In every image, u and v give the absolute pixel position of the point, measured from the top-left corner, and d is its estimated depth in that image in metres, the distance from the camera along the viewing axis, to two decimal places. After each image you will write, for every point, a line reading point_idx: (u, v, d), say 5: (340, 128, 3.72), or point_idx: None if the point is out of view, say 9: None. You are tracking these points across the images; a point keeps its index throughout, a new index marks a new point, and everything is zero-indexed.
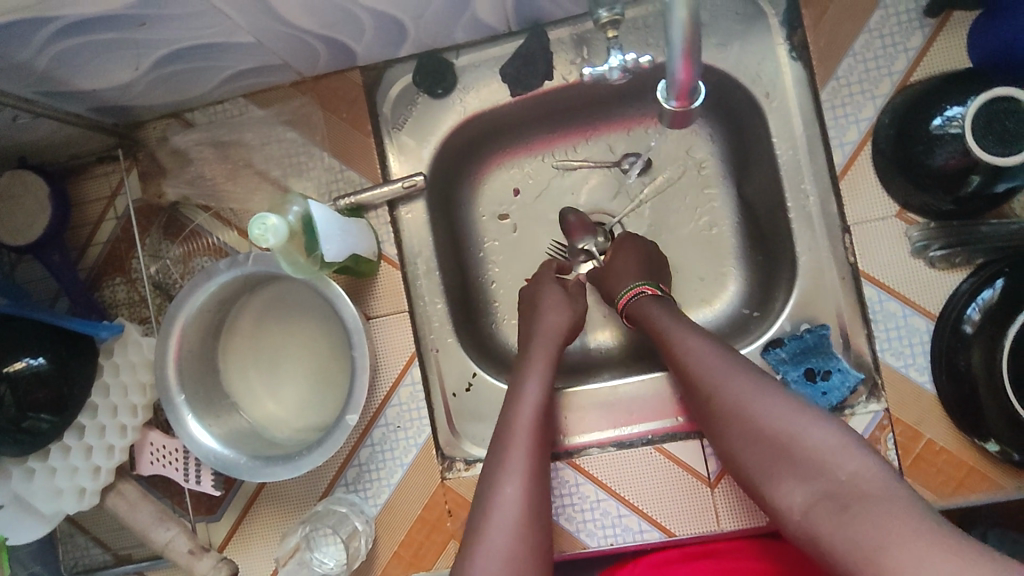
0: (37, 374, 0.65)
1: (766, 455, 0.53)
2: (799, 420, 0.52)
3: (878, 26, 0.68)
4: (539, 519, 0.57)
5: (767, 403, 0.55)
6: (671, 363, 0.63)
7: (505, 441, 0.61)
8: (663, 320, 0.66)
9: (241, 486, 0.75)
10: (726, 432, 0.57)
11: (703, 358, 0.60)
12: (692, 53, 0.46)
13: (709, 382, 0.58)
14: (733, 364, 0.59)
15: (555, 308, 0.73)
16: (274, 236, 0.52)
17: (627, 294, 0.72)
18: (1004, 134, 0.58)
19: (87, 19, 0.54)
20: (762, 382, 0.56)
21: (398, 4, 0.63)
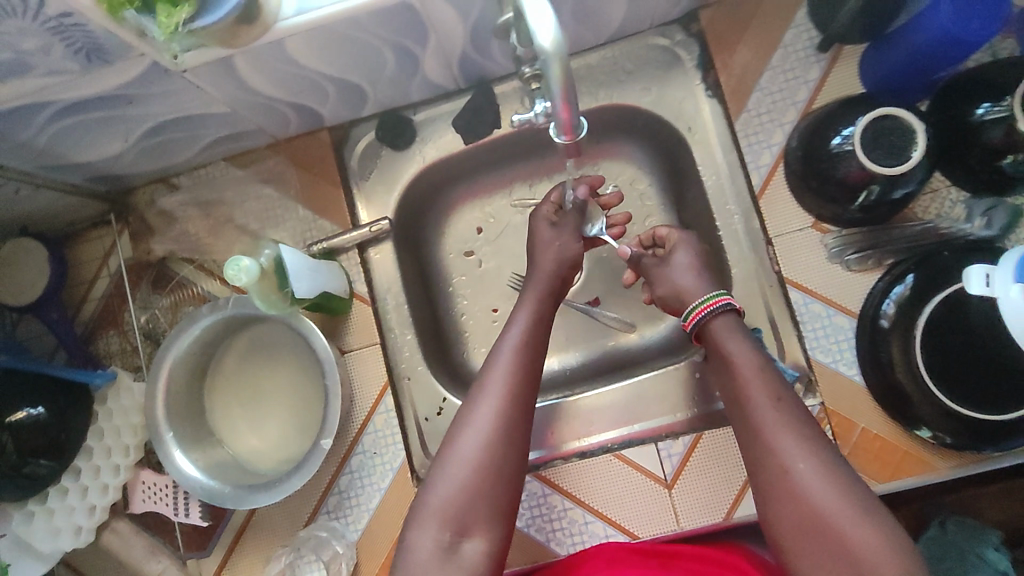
0: (37, 423, 0.69)
1: (809, 541, 0.51)
2: (866, 536, 0.49)
3: (780, 62, 0.77)
4: (510, 434, 0.60)
5: (828, 486, 0.52)
6: (736, 402, 0.60)
7: (488, 369, 0.64)
8: (736, 349, 0.62)
9: (228, 522, 0.79)
10: (776, 501, 0.54)
11: (777, 419, 0.56)
12: (567, 94, 0.46)
13: (775, 449, 0.55)
14: (802, 432, 0.55)
15: (562, 242, 0.75)
16: (246, 276, 0.59)
17: (700, 308, 0.66)
18: (891, 147, 0.66)
19: (81, 101, 0.62)
20: (832, 462, 0.53)
21: (354, 71, 0.71)
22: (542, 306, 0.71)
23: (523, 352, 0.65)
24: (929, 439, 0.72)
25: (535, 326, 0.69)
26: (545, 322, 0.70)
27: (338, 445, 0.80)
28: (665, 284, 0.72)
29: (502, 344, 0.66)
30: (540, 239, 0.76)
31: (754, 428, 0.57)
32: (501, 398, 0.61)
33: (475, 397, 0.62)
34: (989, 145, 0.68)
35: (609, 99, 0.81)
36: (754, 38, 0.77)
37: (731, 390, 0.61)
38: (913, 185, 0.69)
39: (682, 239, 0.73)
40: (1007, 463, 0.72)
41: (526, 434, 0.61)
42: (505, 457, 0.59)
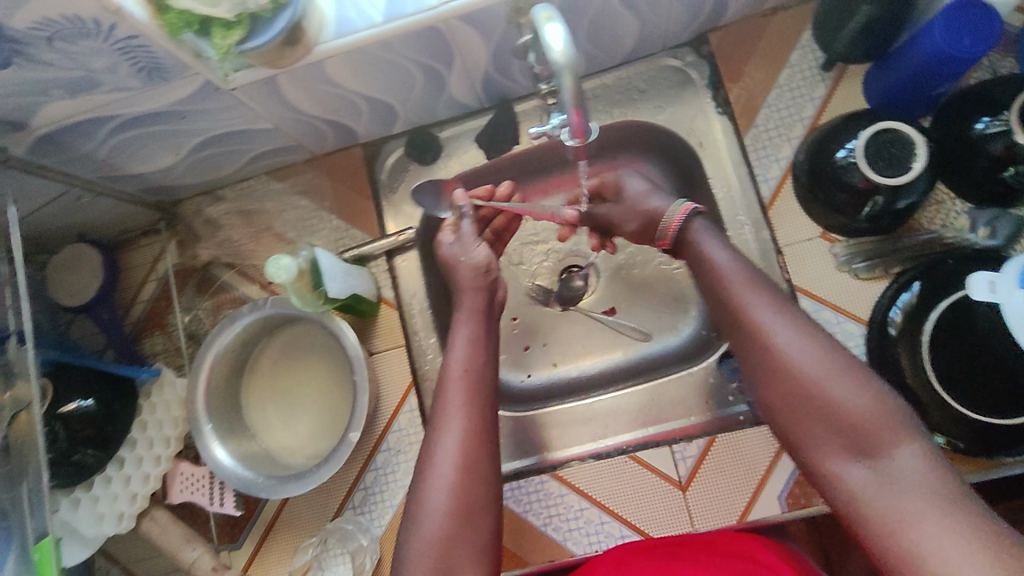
0: (86, 413, 0.74)
1: (801, 416, 0.55)
2: (837, 383, 0.53)
3: (786, 82, 0.81)
4: (473, 469, 0.61)
5: (814, 358, 0.55)
6: (720, 297, 0.64)
7: (441, 397, 0.66)
8: (716, 252, 0.67)
9: (260, 516, 0.83)
10: (767, 381, 0.57)
11: (760, 308, 0.60)
12: (579, 104, 0.50)
13: (760, 329, 0.59)
14: (783, 310, 0.59)
15: (467, 251, 0.77)
16: (285, 274, 0.65)
17: (675, 217, 0.72)
18: (891, 159, 0.69)
19: (141, 115, 0.69)
20: (812, 336, 0.57)
21: (387, 91, 0.77)
22: (477, 325, 0.72)
23: (466, 378, 0.66)
24: (943, 446, 0.73)
25: (475, 347, 0.70)
26: (480, 336, 0.71)
27: (364, 443, 0.84)
28: (636, 215, 0.77)
29: (448, 370, 0.67)
30: (449, 256, 0.78)
31: (742, 320, 0.60)
32: (459, 433, 0.62)
33: (433, 433, 0.63)
34: (992, 157, 0.70)
35: (624, 117, 0.86)
36: (761, 59, 0.82)
37: (715, 289, 0.65)
38: (916, 196, 0.71)
39: (624, 174, 0.80)
40: (1017, 470, 0.73)
41: (489, 469, 0.62)
42: (476, 491, 0.60)
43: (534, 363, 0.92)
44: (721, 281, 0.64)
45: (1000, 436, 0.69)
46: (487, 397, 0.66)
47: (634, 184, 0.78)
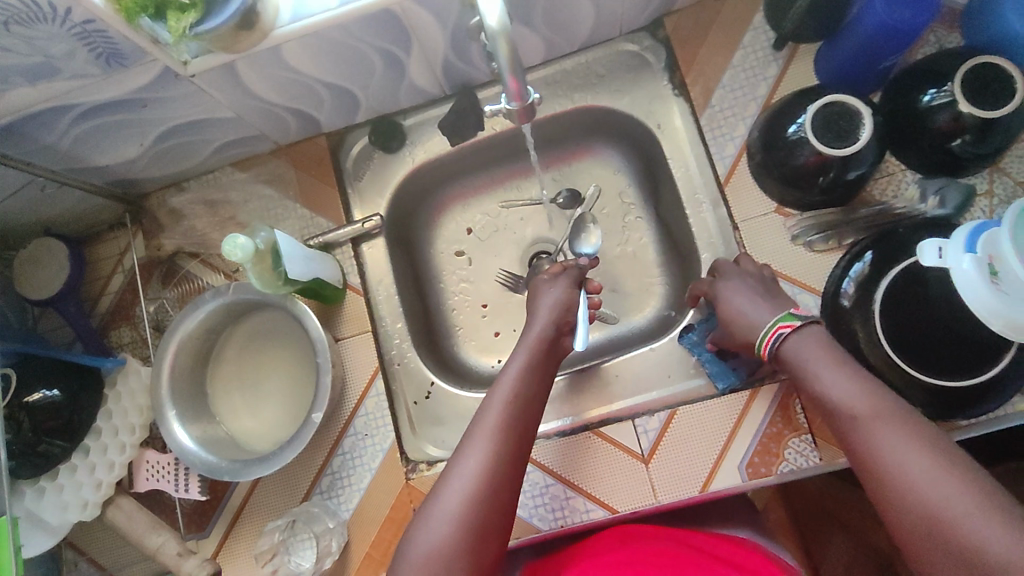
0: (51, 403, 0.76)
1: (929, 549, 0.51)
2: (962, 502, 0.50)
3: (740, 61, 0.82)
4: (492, 493, 0.60)
5: (940, 491, 0.51)
6: (830, 412, 0.60)
7: (478, 418, 0.65)
8: (822, 369, 0.61)
9: (227, 504, 0.83)
10: (892, 514, 0.53)
11: (884, 431, 0.55)
12: (515, 70, 0.52)
13: (878, 454, 0.55)
14: (904, 432, 0.55)
15: (552, 289, 0.78)
16: (241, 253, 0.65)
17: (766, 340, 0.67)
18: (840, 131, 0.71)
19: (101, 104, 0.70)
20: (940, 461, 0.52)
21: (347, 77, 0.78)
22: (537, 352, 0.72)
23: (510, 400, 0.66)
24: None
25: (530, 372, 0.70)
26: (538, 365, 0.71)
27: (331, 428, 0.84)
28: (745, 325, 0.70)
29: (495, 393, 0.67)
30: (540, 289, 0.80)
31: (857, 439, 0.57)
32: (486, 452, 0.62)
33: (461, 451, 0.63)
34: (939, 129, 0.72)
35: (583, 101, 0.88)
36: (715, 39, 0.83)
37: (823, 399, 0.61)
38: (865, 167, 0.73)
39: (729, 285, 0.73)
40: (978, 433, 0.74)
41: (508, 493, 0.61)
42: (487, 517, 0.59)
43: (504, 348, 0.94)
44: (832, 399, 0.60)
45: (954, 396, 0.71)
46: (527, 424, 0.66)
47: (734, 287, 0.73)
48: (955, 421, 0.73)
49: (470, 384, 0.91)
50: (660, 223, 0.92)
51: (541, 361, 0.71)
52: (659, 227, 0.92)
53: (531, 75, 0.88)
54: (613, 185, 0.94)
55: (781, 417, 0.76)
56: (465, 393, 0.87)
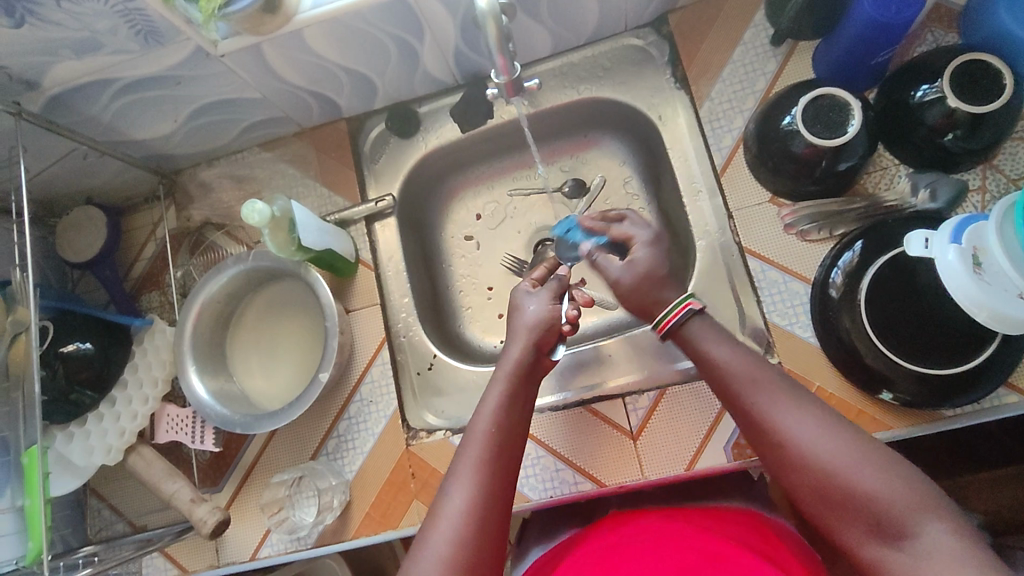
0: (84, 355, 0.82)
1: (828, 504, 0.58)
2: (849, 456, 0.58)
3: (740, 57, 0.85)
4: (487, 512, 0.63)
5: (834, 450, 0.58)
6: (729, 394, 0.67)
7: (462, 450, 0.67)
8: (718, 350, 0.68)
9: (239, 461, 0.88)
10: (794, 475, 0.60)
11: (779, 408, 0.62)
12: (503, 50, 0.62)
13: (776, 429, 0.62)
14: (798, 405, 0.62)
15: (538, 304, 0.78)
16: (258, 217, 0.72)
17: (668, 317, 0.72)
18: (828, 122, 0.74)
19: (140, 79, 0.76)
20: (830, 424, 0.60)
21: (365, 63, 0.84)
22: (515, 379, 0.73)
23: (493, 429, 0.68)
24: (891, 401, 0.75)
25: (508, 400, 0.71)
26: (514, 393, 0.72)
27: (337, 393, 0.89)
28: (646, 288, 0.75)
29: (476, 424, 0.69)
30: (520, 302, 0.80)
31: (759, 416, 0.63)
32: (475, 485, 0.64)
33: (453, 476, 0.65)
34: (931, 126, 0.73)
35: (589, 92, 0.92)
36: (717, 35, 0.86)
37: (722, 387, 0.67)
38: (856, 159, 0.75)
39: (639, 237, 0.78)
40: (964, 425, 0.75)
41: (499, 520, 0.64)
42: (487, 535, 0.62)
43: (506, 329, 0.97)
44: (732, 384, 0.66)
45: (943, 384, 0.72)
46: (507, 452, 0.68)
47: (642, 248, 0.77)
48: (941, 411, 0.75)
49: (472, 360, 0.95)
50: (661, 213, 0.95)
51: (517, 387, 0.73)
52: (659, 216, 0.95)
53: (540, 66, 0.93)
54: (618, 175, 0.98)
55: None
56: (467, 367, 0.91)
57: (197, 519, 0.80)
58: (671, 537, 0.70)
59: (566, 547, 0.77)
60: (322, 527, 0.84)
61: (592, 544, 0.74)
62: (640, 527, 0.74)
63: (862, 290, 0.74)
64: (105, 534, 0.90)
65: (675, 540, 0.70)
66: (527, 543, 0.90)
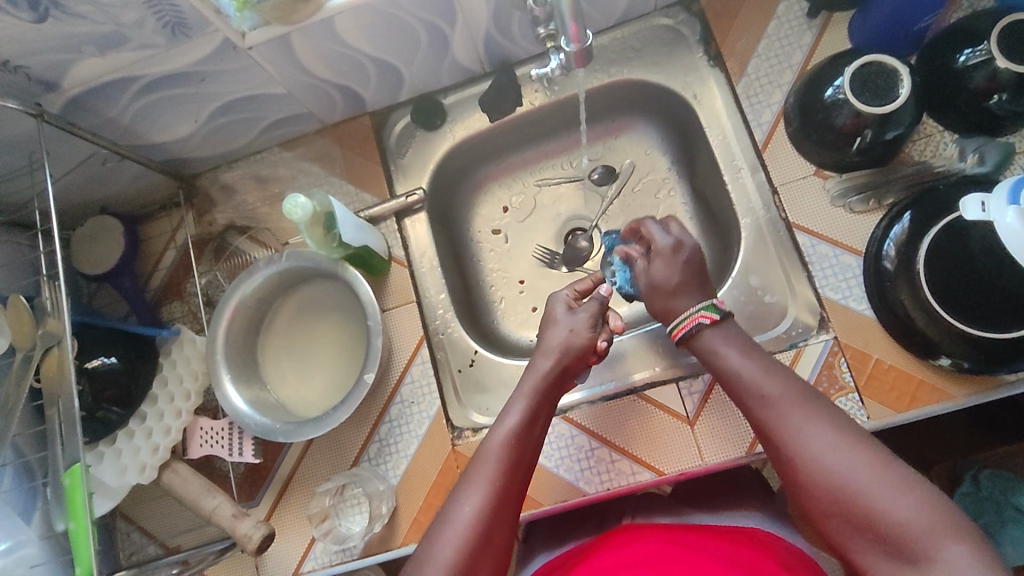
0: (110, 370, 0.78)
1: (839, 517, 0.58)
2: (866, 468, 0.57)
3: (775, 30, 0.84)
4: (495, 523, 0.62)
5: (846, 463, 0.58)
6: (743, 399, 0.67)
7: (473, 469, 0.66)
8: (732, 358, 0.69)
9: (277, 472, 0.84)
10: (804, 486, 0.60)
11: (795, 418, 0.62)
12: (575, 15, 0.62)
13: (795, 435, 0.62)
14: (813, 417, 0.62)
15: (573, 324, 0.78)
16: (301, 212, 0.69)
17: (682, 323, 0.74)
18: (877, 90, 0.73)
19: (162, 76, 0.73)
20: (845, 437, 0.60)
21: (392, 52, 0.81)
22: (540, 400, 0.72)
23: (509, 449, 0.67)
24: (948, 368, 0.74)
25: (531, 422, 0.70)
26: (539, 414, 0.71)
27: (378, 397, 0.85)
28: (668, 267, 0.78)
29: (492, 441, 0.68)
30: (555, 318, 0.80)
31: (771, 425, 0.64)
32: (483, 503, 0.63)
33: (465, 485, 0.65)
34: (976, 89, 0.73)
35: (620, 75, 0.90)
36: (751, 9, 0.85)
37: (736, 396, 0.68)
38: (904, 127, 0.74)
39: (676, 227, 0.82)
40: (1023, 390, 0.74)
41: (500, 540, 0.63)
42: (490, 545, 0.61)
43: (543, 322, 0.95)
44: (747, 391, 0.67)
45: (1001, 350, 0.70)
46: (522, 476, 0.67)
47: (678, 233, 0.81)
48: (1001, 377, 0.74)
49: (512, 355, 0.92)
50: (696, 195, 0.93)
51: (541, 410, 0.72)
52: (695, 199, 0.93)
53: None
54: (649, 160, 0.96)
55: (826, 378, 0.77)
56: (510, 361, 0.88)
57: (241, 535, 0.76)
58: (681, 556, 0.68)
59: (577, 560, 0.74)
60: (370, 537, 0.80)
61: (603, 559, 0.71)
62: (651, 545, 0.72)
63: (920, 264, 0.72)
64: (137, 559, 0.85)
65: (683, 558, 0.67)
66: (534, 549, 0.87)
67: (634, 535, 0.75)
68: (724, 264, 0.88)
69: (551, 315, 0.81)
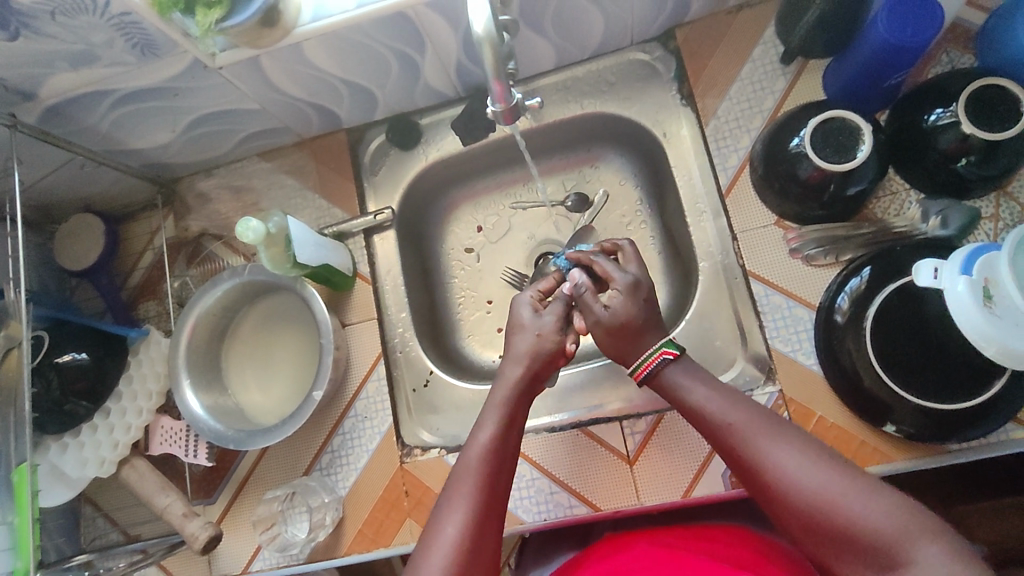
0: (79, 366, 0.82)
1: (821, 535, 0.56)
2: (844, 486, 0.56)
3: (748, 74, 0.84)
4: (481, 532, 0.61)
5: (821, 481, 0.57)
6: (711, 425, 0.65)
7: (450, 490, 0.64)
8: (697, 385, 0.67)
9: (233, 473, 0.88)
10: (782, 509, 0.58)
11: (762, 441, 0.61)
12: (499, 76, 0.60)
13: (764, 458, 0.60)
14: (778, 436, 0.61)
15: (541, 328, 0.76)
16: (252, 235, 0.72)
17: (648, 361, 0.70)
18: (839, 146, 0.72)
19: (136, 91, 0.75)
20: (810, 453, 0.59)
21: (365, 75, 0.83)
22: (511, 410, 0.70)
23: (487, 461, 0.65)
24: (894, 433, 0.73)
25: (504, 431, 0.68)
26: (513, 419, 0.70)
27: (332, 409, 0.88)
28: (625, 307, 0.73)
29: (466, 460, 0.66)
30: (524, 321, 0.77)
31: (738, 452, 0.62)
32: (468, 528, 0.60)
33: (447, 499, 0.63)
34: (944, 151, 0.71)
35: (592, 107, 0.91)
36: (725, 52, 0.85)
37: (701, 426, 0.66)
38: (866, 183, 0.74)
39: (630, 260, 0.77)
40: (969, 460, 0.73)
41: (486, 561, 0.60)
42: (481, 556, 0.60)
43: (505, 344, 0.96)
44: (715, 416, 0.65)
45: (948, 420, 0.69)
46: (499, 487, 0.65)
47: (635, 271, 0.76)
48: (945, 445, 0.73)
49: (470, 375, 0.93)
50: (663, 231, 0.93)
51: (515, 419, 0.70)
52: (662, 234, 0.93)
53: (545, 79, 0.92)
54: (621, 191, 0.96)
55: None
56: (463, 383, 0.90)
57: (189, 534, 0.80)
58: (668, 556, 0.67)
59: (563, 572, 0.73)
60: (315, 544, 0.83)
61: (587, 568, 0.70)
62: (638, 551, 0.70)
63: (870, 318, 0.71)
64: (98, 544, 0.90)
65: (669, 558, 0.66)
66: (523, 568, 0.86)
67: (620, 543, 0.74)
68: (683, 303, 0.88)
69: (517, 321, 0.78)
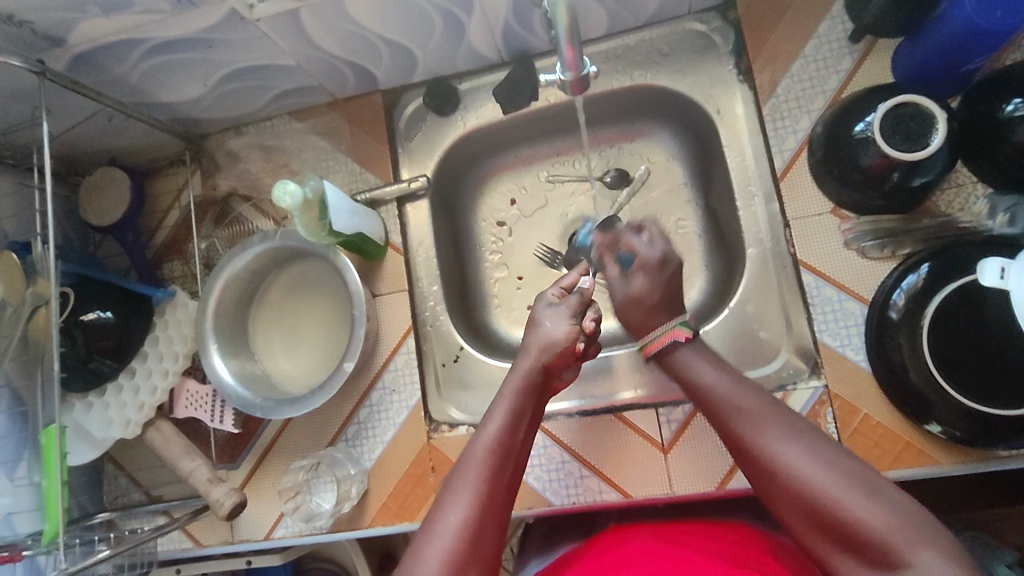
0: (105, 325, 0.79)
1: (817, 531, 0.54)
2: (839, 487, 0.53)
3: (812, 51, 0.79)
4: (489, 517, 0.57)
5: (819, 477, 0.54)
6: (715, 418, 0.63)
7: (459, 470, 0.60)
8: (705, 374, 0.66)
9: (258, 439, 0.87)
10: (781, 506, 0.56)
11: (765, 436, 0.58)
12: (571, 40, 0.58)
13: (762, 453, 0.58)
14: (787, 432, 0.58)
15: (556, 321, 0.71)
16: (290, 199, 0.69)
17: (658, 341, 0.71)
18: (909, 134, 0.68)
19: (169, 41, 0.71)
20: (816, 451, 0.56)
21: (407, 35, 0.79)
22: (524, 399, 0.66)
23: (494, 451, 0.61)
24: (938, 434, 0.71)
25: (515, 419, 0.64)
26: (527, 403, 0.66)
27: (361, 380, 0.86)
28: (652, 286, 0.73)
29: (476, 444, 0.62)
30: (538, 317, 0.73)
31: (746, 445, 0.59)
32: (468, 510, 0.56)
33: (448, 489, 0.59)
34: (1018, 144, 0.67)
35: (642, 79, 0.87)
36: (789, 25, 0.80)
37: (708, 415, 0.64)
38: (934, 175, 0.69)
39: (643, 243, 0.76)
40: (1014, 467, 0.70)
41: (493, 548, 0.57)
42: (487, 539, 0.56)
43: None
44: (721, 410, 0.63)
45: (998, 425, 0.66)
46: (512, 474, 0.61)
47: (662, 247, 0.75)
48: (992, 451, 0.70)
49: (499, 353, 0.91)
50: (708, 213, 0.90)
51: (529, 399, 0.67)
52: (706, 216, 0.90)
53: (593, 47, 0.88)
54: (664, 167, 0.92)
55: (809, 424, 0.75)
56: (493, 361, 0.87)
57: (214, 500, 0.79)
58: (673, 555, 0.63)
59: (562, 563, 0.71)
60: (339, 515, 0.82)
61: (591, 561, 0.68)
62: (639, 546, 0.67)
63: (928, 312, 0.68)
64: (122, 502, 0.90)
65: (672, 557, 0.63)
66: (528, 555, 0.85)
67: (624, 537, 0.71)
68: (724, 290, 0.86)
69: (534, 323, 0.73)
